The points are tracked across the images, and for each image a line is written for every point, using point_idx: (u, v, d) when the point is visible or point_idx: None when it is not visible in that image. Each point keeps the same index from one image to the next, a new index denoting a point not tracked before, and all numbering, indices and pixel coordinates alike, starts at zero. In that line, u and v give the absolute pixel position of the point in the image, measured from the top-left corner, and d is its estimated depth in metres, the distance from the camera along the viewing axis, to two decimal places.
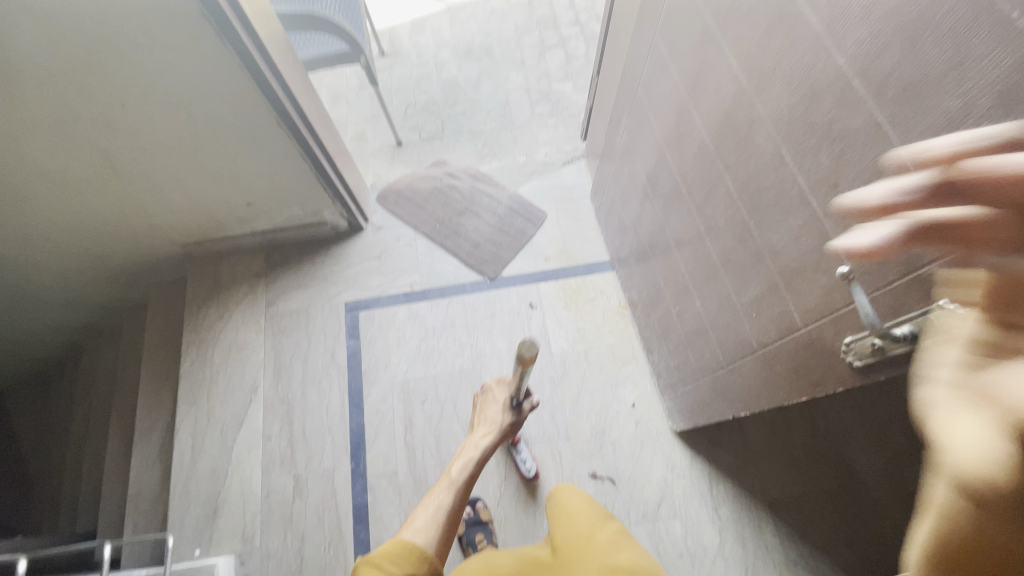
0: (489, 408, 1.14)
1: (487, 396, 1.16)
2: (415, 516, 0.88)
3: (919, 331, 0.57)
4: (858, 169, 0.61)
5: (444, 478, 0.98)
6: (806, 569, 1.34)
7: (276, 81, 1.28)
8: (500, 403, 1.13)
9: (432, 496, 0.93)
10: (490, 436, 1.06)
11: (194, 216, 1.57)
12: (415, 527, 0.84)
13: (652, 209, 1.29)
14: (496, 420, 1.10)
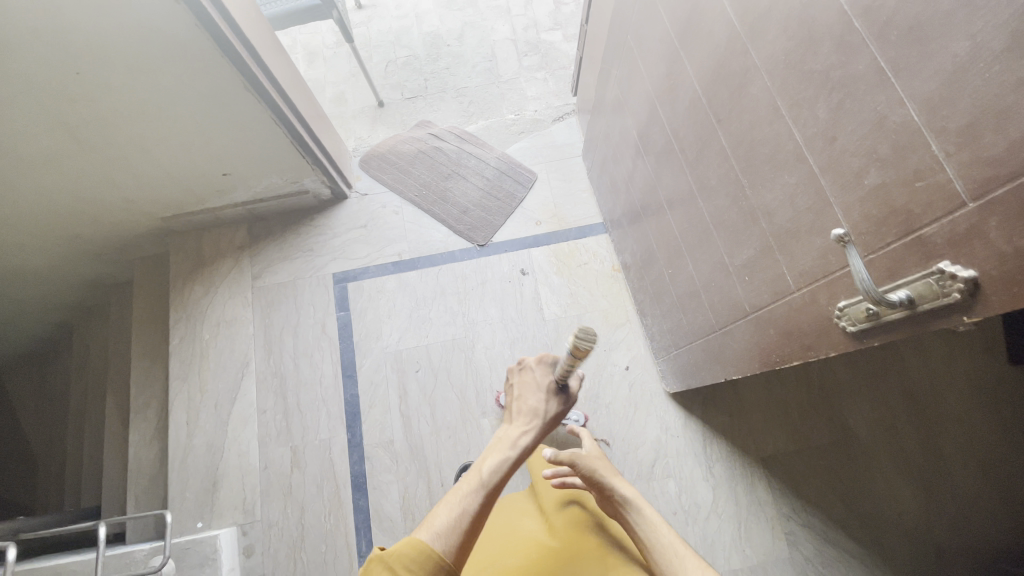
0: (528, 394, 1.00)
1: (526, 377, 1.02)
2: (432, 511, 0.78)
3: (916, 296, 0.54)
4: (857, 122, 0.57)
5: (471, 474, 0.85)
6: (798, 521, 1.36)
7: (241, 41, 1.20)
8: (542, 388, 1.00)
9: (455, 489, 0.82)
10: (529, 433, 0.93)
11: (170, 189, 1.51)
12: (430, 523, 0.75)
13: (644, 167, 1.23)
14: (535, 411, 0.97)
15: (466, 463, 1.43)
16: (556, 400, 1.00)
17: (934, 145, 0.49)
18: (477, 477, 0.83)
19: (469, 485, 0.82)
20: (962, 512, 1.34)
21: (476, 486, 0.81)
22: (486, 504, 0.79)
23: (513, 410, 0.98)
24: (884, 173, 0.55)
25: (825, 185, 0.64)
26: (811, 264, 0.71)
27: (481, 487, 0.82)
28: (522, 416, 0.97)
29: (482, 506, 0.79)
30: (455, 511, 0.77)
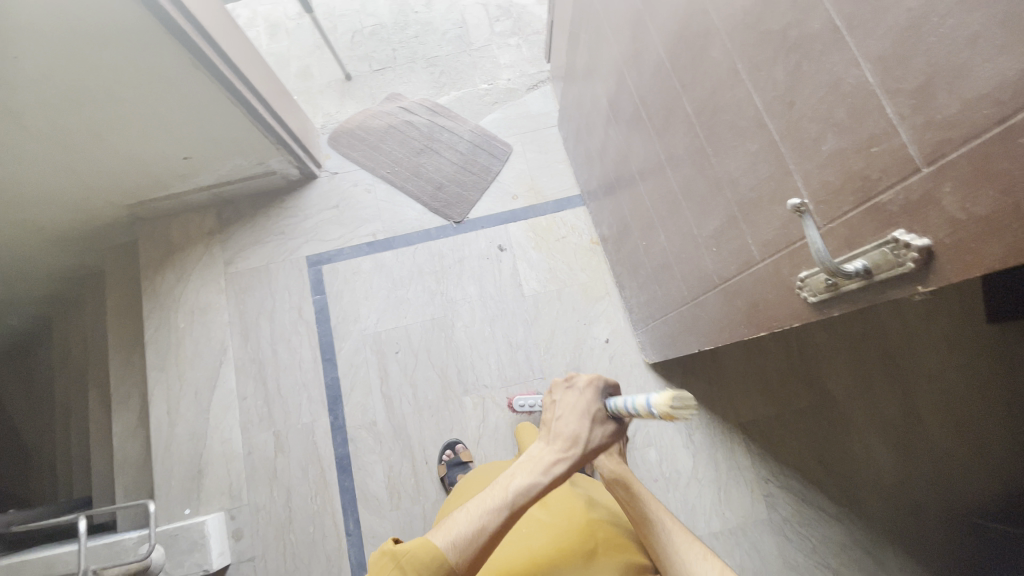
0: (569, 416, 0.82)
1: (569, 396, 0.83)
2: (450, 515, 0.75)
3: (872, 266, 0.52)
4: (814, 84, 0.54)
5: (493, 490, 0.76)
6: (776, 484, 1.39)
7: (185, 15, 1.13)
8: (588, 413, 0.81)
9: (477, 497, 0.76)
10: (563, 463, 0.78)
11: (131, 176, 1.46)
12: (447, 527, 0.73)
13: (615, 137, 1.19)
14: (575, 441, 0.80)
15: (450, 441, 1.44)
16: (603, 429, 0.82)
17: (889, 108, 0.46)
18: (499, 498, 0.75)
19: (490, 503, 0.74)
20: (936, 469, 1.37)
21: (499, 506, 0.74)
22: (505, 524, 0.74)
23: (550, 426, 0.81)
24: (841, 139, 0.52)
25: (785, 152, 0.61)
26: (773, 233, 0.69)
27: (502, 507, 0.74)
28: (559, 441, 0.80)
29: (503, 526, 0.73)
30: (474, 525, 0.73)
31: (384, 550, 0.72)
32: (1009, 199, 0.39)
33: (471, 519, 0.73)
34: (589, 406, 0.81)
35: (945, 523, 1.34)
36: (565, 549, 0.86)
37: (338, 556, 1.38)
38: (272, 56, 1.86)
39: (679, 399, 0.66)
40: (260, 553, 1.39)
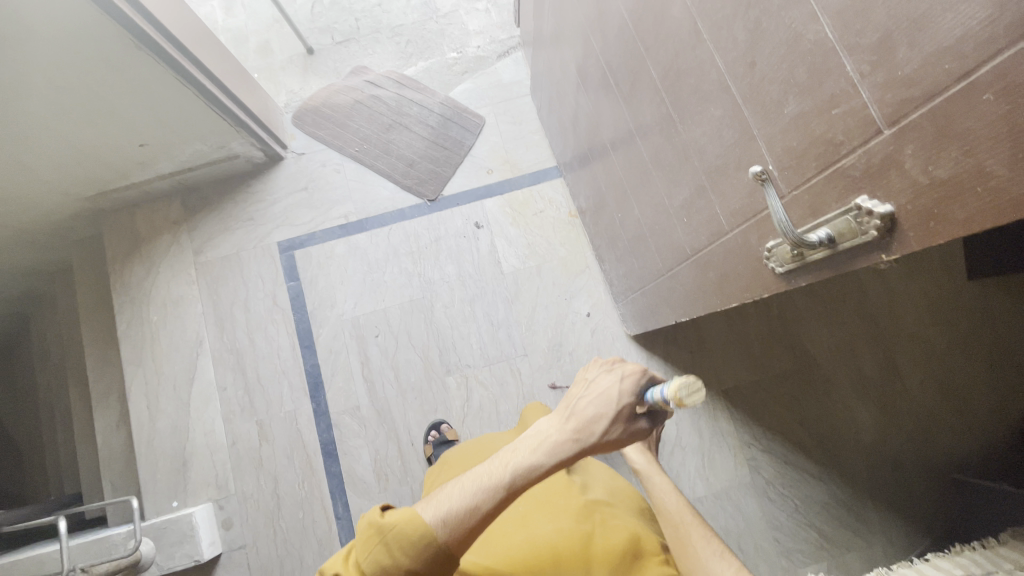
0: (589, 398, 0.76)
1: (599, 380, 0.77)
2: (443, 487, 0.70)
3: (836, 235, 0.50)
4: (774, 43, 0.50)
5: (492, 465, 0.71)
6: (759, 448, 1.41)
7: None
8: (613, 402, 0.75)
9: (475, 470, 0.71)
10: (572, 448, 0.72)
11: (87, 167, 1.39)
12: (438, 499, 0.69)
13: (586, 105, 1.15)
14: (591, 427, 0.73)
15: (434, 422, 1.43)
16: (627, 424, 0.75)
17: (849, 66, 0.43)
18: (497, 473, 0.70)
19: (487, 478, 0.69)
20: (918, 425, 1.38)
21: (495, 483, 0.69)
22: (496, 506, 0.68)
23: (570, 404, 0.76)
24: (802, 101, 0.49)
25: (747, 116, 0.58)
26: (740, 202, 0.66)
27: (498, 486, 0.69)
28: (574, 423, 0.74)
29: (494, 507, 0.68)
30: (466, 499, 0.68)
31: (370, 520, 0.68)
32: (971, 160, 0.36)
33: (464, 492, 0.68)
34: (618, 395, 0.75)
35: (927, 479, 1.36)
36: (564, 531, 0.86)
37: (329, 539, 1.39)
38: (229, 31, 1.77)
39: (687, 387, 0.67)
40: (251, 540, 1.39)
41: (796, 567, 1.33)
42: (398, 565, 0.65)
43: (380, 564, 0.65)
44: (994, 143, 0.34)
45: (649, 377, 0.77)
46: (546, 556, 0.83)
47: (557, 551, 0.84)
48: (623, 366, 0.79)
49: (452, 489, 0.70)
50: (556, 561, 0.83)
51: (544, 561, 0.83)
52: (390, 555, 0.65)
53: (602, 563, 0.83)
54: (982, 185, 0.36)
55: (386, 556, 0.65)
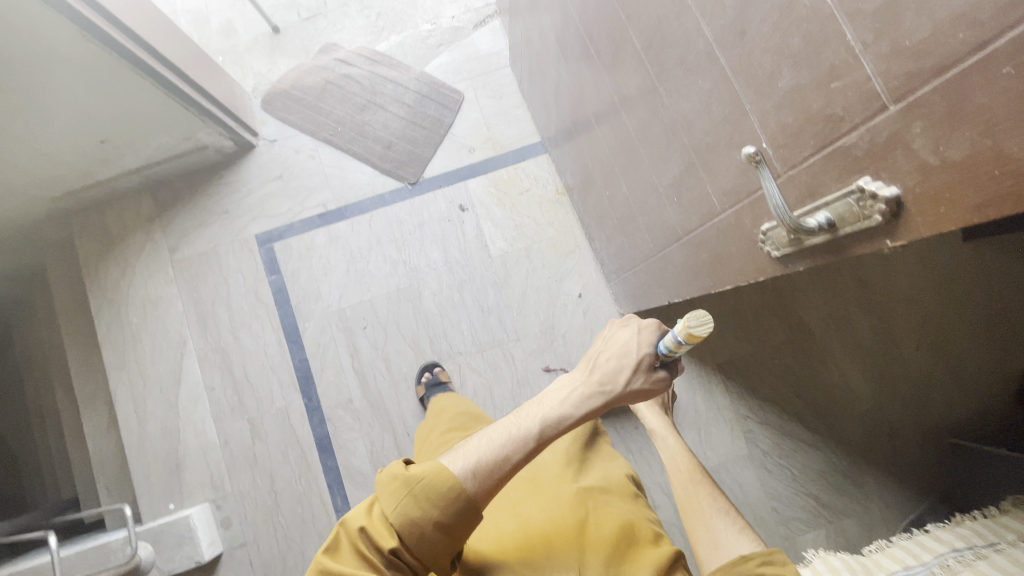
0: (610, 352, 0.80)
1: (619, 336, 0.82)
2: (471, 440, 0.73)
3: (837, 219, 0.46)
4: (766, 8, 0.45)
5: (520, 418, 0.75)
6: (756, 420, 1.41)
7: None
8: (633, 355, 0.79)
9: (503, 424, 0.75)
10: (596, 400, 0.76)
11: (48, 168, 1.32)
12: (466, 451, 0.71)
13: (568, 78, 1.09)
14: (613, 380, 0.78)
15: (427, 364, 1.43)
16: (647, 375, 0.78)
17: (849, 35, 0.38)
18: (525, 424, 0.74)
19: (514, 431, 0.73)
20: (913, 390, 1.38)
21: (524, 433, 0.73)
22: (525, 456, 0.72)
23: (591, 360, 0.81)
24: (797, 74, 0.45)
25: (739, 89, 0.53)
26: (733, 182, 0.62)
27: (527, 436, 0.73)
28: (596, 377, 0.79)
29: (523, 457, 0.72)
30: (497, 451, 0.71)
31: (394, 472, 0.69)
32: (987, 141, 0.32)
33: (494, 444, 0.72)
34: (636, 348, 0.78)
35: (923, 443, 1.36)
36: (556, 519, 0.87)
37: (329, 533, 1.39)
38: (188, 13, 1.67)
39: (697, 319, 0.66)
40: (251, 538, 1.39)
41: (795, 535, 1.35)
42: (428, 516, 0.65)
43: (408, 515, 0.65)
44: (1012, 125, 0.30)
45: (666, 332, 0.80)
46: (537, 541, 0.84)
47: (549, 537, 0.84)
48: (640, 321, 0.82)
49: (480, 442, 0.73)
50: (548, 546, 0.83)
51: (536, 546, 0.83)
52: (418, 506, 0.66)
53: (594, 547, 0.82)
54: (999, 169, 0.32)
55: (414, 508, 0.65)
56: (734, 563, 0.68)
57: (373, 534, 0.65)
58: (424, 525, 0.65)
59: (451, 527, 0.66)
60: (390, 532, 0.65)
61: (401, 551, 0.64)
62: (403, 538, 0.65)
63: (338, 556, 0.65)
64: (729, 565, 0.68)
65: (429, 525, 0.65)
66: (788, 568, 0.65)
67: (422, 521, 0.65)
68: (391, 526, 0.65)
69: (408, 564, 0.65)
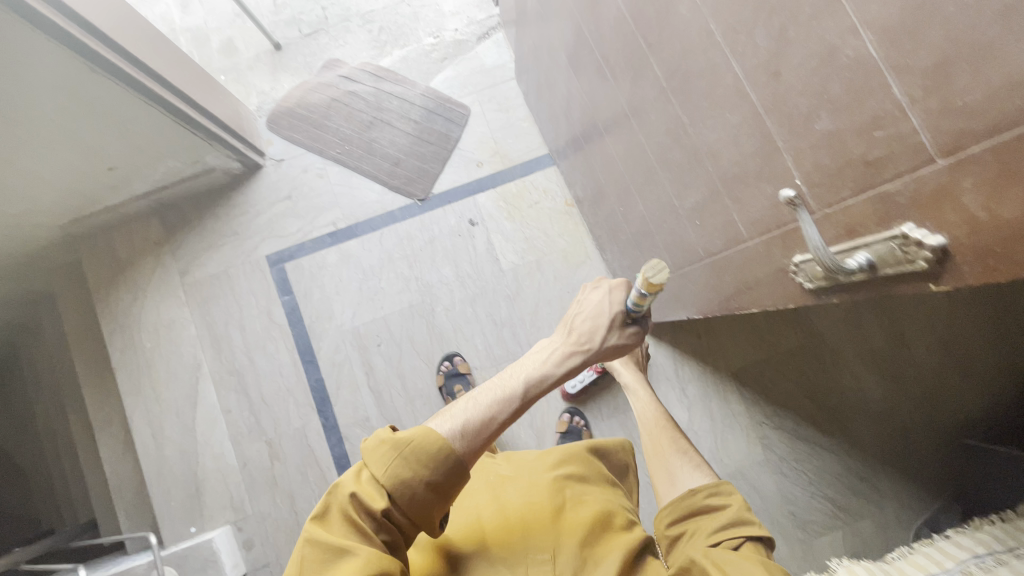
0: (585, 313, 0.88)
1: (593, 297, 0.88)
2: (456, 404, 0.76)
3: (877, 261, 0.47)
4: (802, 52, 0.46)
5: (504, 380, 0.81)
6: (771, 426, 1.42)
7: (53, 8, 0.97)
8: (607, 314, 0.86)
9: (488, 388, 0.80)
10: (577, 357, 0.85)
11: (55, 198, 1.31)
12: (452, 415, 0.74)
13: (580, 96, 1.09)
14: (590, 338, 0.85)
15: (447, 353, 1.44)
16: (620, 331, 0.86)
17: (896, 88, 0.39)
18: (511, 386, 0.80)
19: (500, 393, 0.78)
20: (925, 391, 1.39)
21: (509, 394, 0.78)
22: (512, 415, 0.77)
23: (568, 322, 0.88)
24: (837, 118, 0.45)
25: (771, 127, 0.54)
26: (762, 213, 0.62)
27: (513, 396, 0.79)
28: (574, 336, 0.86)
29: (511, 416, 0.77)
30: (484, 412, 0.75)
31: (381, 437, 0.69)
32: None
33: (481, 406, 0.76)
34: (609, 306, 0.86)
35: (935, 443, 1.37)
36: (535, 502, 0.89)
37: None
38: (188, 31, 1.65)
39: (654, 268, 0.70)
40: (274, 559, 1.39)
41: (813, 538, 1.36)
42: (418, 476, 0.66)
43: (398, 475, 0.65)
44: None
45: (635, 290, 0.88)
46: (513, 526, 0.85)
47: (525, 521, 0.86)
48: (610, 282, 0.89)
49: (465, 406, 0.76)
50: (524, 530, 0.84)
51: (512, 529, 0.85)
52: (407, 467, 0.66)
53: (571, 529, 0.84)
54: None
55: (404, 469, 0.66)
56: (685, 498, 0.86)
57: (362, 497, 0.65)
58: (414, 485, 0.66)
59: (440, 486, 0.67)
60: (380, 495, 0.65)
61: (391, 513, 0.65)
62: (392, 500, 0.65)
63: (327, 524, 0.65)
64: (681, 500, 0.87)
65: (418, 485, 0.66)
66: (731, 497, 0.83)
67: (412, 481, 0.66)
68: (380, 487, 0.66)
69: (396, 526, 0.66)
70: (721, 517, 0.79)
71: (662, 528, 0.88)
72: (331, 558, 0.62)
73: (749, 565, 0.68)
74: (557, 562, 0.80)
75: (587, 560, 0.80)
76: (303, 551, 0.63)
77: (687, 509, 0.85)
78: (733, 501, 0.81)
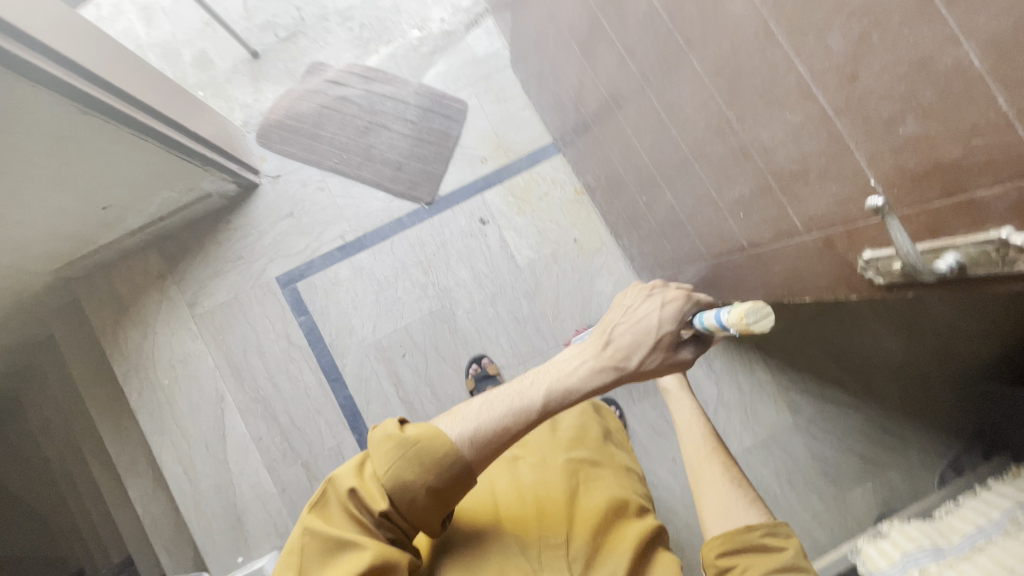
0: (628, 323, 0.77)
1: (642, 307, 0.80)
2: (470, 405, 0.69)
3: (968, 261, 0.47)
4: (886, 59, 0.44)
5: (525, 386, 0.71)
6: (797, 391, 1.46)
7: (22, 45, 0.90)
8: (654, 331, 0.77)
9: (506, 390, 0.71)
10: (608, 374, 0.73)
11: (49, 243, 1.24)
12: (463, 416, 0.68)
13: (595, 86, 1.06)
14: (628, 356, 0.74)
15: (474, 356, 1.42)
16: (665, 353, 0.77)
17: (1002, 100, 0.38)
18: (530, 394, 0.70)
19: (518, 400, 0.69)
20: (941, 340, 1.43)
21: (528, 404, 0.69)
22: (528, 426, 0.69)
23: (608, 331, 0.77)
24: (927, 124, 0.44)
25: (842, 129, 0.53)
26: (824, 210, 0.62)
27: (530, 407, 0.69)
28: (610, 351, 0.75)
29: (525, 428, 0.68)
30: (497, 419, 0.68)
31: (388, 432, 0.65)
32: None
33: (495, 412, 0.68)
34: (657, 324, 0.77)
35: (953, 389, 1.42)
36: (550, 483, 0.90)
37: None
38: (156, 46, 1.55)
39: (755, 312, 0.61)
40: None
41: (845, 493, 1.41)
42: (421, 481, 0.62)
43: (400, 478, 0.62)
44: None
45: (694, 301, 0.80)
46: (529, 508, 0.86)
47: (539, 501, 0.87)
48: (664, 293, 0.81)
49: (479, 408, 0.69)
50: (540, 512, 0.85)
51: (528, 508, 0.86)
52: (412, 470, 0.62)
53: (585, 518, 0.84)
54: None
55: (408, 471, 0.62)
56: (739, 532, 0.73)
57: (364, 495, 0.62)
58: (416, 490, 0.63)
59: (443, 492, 0.64)
60: (381, 495, 0.62)
61: (392, 515, 0.62)
62: (392, 501, 0.62)
63: (328, 517, 0.62)
64: (735, 534, 0.74)
65: (420, 491, 0.63)
66: (792, 541, 0.72)
67: (414, 486, 0.62)
68: (382, 487, 0.63)
69: (398, 526, 0.63)
70: (783, 565, 0.69)
71: (708, 554, 0.75)
72: (333, 552, 0.60)
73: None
74: (570, 548, 0.81)
75: (600, 549, 0.81)
76: (303, 540, 0.61)
77: (740, 546, 0.73)
78: (792, 547, 0.71)
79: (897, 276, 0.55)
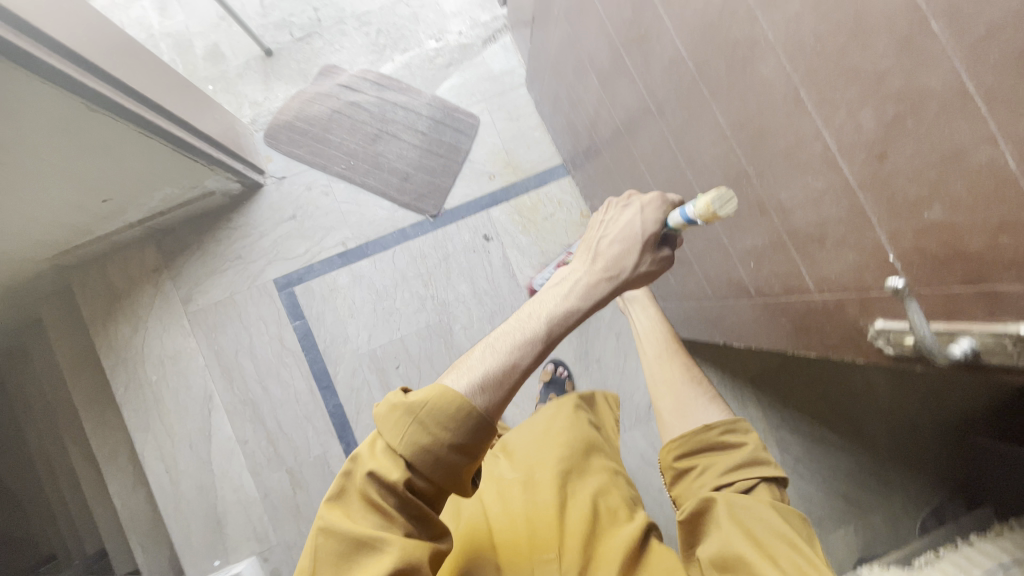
0: (611, 235, 0.80)
1: (622, 217, 0.81)
2: (474, 352, 0.68)
3: (982, 348, 0.46)
4: (918, 144, 0.45)
5: (522, 320, 0.72)
6: (786, 429, 1.47)
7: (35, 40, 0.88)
8: (640, 234, 0.79)
9: (507, 328, 0.71)
10: (605, 285, 0.77)
11: (45, 232, 1.22)
12: (469, 367, 0.66)
13: (611, 118, 1.06)
14: (621, 263, 0.79)
15: None
16: (653, 254, 0.81)
17: None
18: (533, 326, 0.71)
19: (522, 334, 0.70)
20: (931, 388, 1.45)
21: (532, 334, 0.70)
22: (535, 359, 0.69)
23: (594, 246, 0.80)
24: (953, 214, 0.44)
25: (865, 202, 0.53)
26: (838, 274, 0.61)
27: (536, 336, 0.70)
28: (601, 263, 0.79)
29: (533, 361, 0.68)
30: (503, 360, 0.67)
31: (393, 402, 0.62)
32: None
33: (500, 351, 0.68)
34: (641, 228, 0.79)
35: (940, 437, 1.43)
36: (540, 498, 0.89)
37: None
38: (168, 37, 1.53)
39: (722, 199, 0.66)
40: None
41: (828, 533, 1.41)
42: (439, 441, 0.61)
43: (417, 442, 0.60)
44: None
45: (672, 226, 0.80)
46: (521, 531, 0.85)
47: (530, 522, 0.86)
48: (640, 198, 0.82)
49: (482, 354, 0.68)
50: (530, 537, 0.84)
51: (521, 531, 0.85)
52: (424, 431, 0.61)
53: (577, 532, 0.83)
54: None
55: (422, 435, 0.61)
56: (696, 434, 0.78)
57: (381, 474, 0.60)
58: (437, 450, 0.61)
59: (469, 447, 0.62)
60: (397, 465, 0.60)
61: (414, 482, 0.61)
62: (413, 468, 0.61)
63: (347, 513, 0.60)
64: (695, 436, 0.78)
65: (443, 449, 0.61)
66: (749, 436, 0.76)
67: (434, 447, 0.61)
68: (398, 458, 0.61)
69: (422, 500, 0.62)
70: (737, 460, 0.74)
71: (667, 458, 0.81)
72: (351, 550, 0.58)
73: (777, 524, 0.66)
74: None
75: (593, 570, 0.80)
76: (318, 541, 0.59)
77: (699, 445, 0.78)
78: (750, 442, 0.75)
79: (909, 351, 0.54)
